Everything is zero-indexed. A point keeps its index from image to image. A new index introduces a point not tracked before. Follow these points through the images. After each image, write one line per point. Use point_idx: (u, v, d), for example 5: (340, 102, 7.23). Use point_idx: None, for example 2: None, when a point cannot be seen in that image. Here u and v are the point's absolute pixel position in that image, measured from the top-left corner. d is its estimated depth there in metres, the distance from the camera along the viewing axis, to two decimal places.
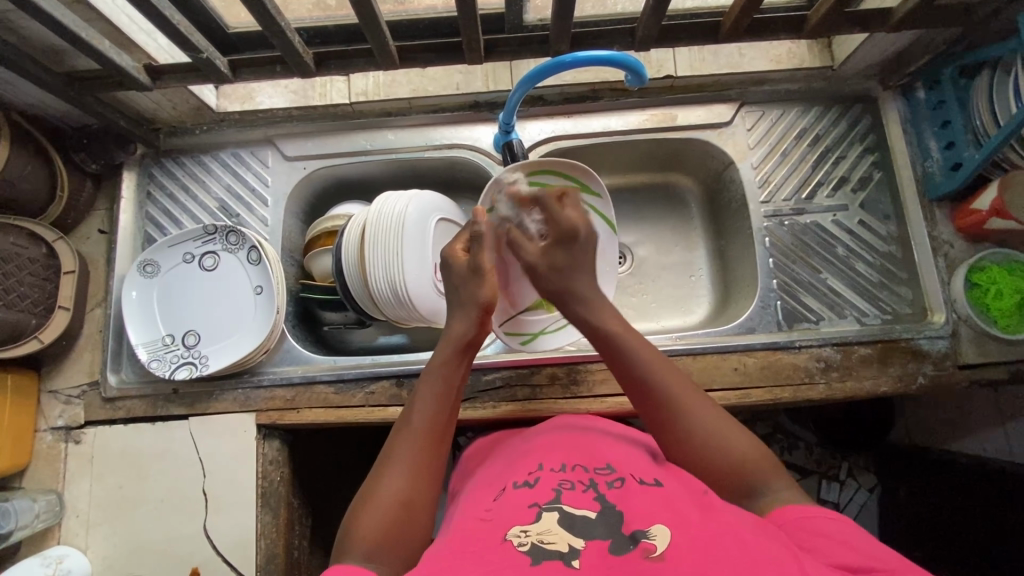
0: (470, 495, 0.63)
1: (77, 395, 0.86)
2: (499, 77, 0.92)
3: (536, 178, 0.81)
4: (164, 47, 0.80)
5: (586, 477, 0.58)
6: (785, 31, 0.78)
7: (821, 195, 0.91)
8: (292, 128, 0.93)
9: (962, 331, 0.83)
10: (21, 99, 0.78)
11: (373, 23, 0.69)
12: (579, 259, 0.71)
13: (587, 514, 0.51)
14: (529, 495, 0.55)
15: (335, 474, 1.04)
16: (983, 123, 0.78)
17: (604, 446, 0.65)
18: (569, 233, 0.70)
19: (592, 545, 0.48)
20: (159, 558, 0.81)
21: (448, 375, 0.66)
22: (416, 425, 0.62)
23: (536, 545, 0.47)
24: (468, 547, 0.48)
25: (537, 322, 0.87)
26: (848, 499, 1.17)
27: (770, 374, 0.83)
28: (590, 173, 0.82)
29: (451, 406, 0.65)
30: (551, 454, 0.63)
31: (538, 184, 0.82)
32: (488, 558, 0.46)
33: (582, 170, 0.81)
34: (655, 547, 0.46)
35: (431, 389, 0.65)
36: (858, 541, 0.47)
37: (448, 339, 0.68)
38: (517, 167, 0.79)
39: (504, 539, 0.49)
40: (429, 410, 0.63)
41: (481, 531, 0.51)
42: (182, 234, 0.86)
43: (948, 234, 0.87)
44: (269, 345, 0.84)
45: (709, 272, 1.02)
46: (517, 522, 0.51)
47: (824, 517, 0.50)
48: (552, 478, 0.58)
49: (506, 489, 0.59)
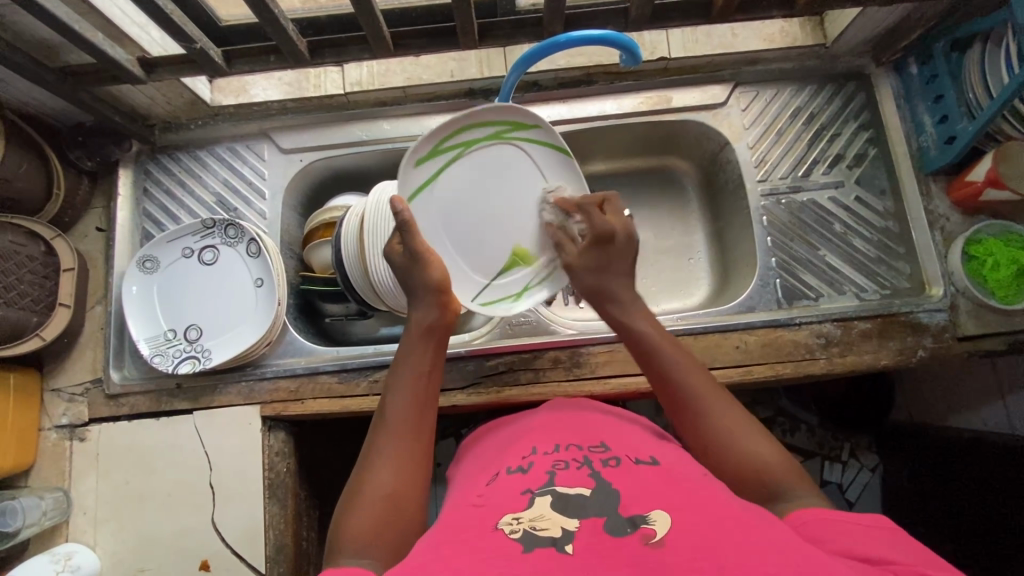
0: (466, 478, 0.63)
1: (80, 393, 0.86)
2: (494, 63, 0.92)
3: (457, 136, 0.73)
4: (157, 40, 0.79)
5: (579, 455, 0.58)
6: (777, 7, 0.78)
7: (817, 172, 0.91)
8: (287, 120, 0.92)
9: (960, 303, 0.84)
10: (15, 97, 0.78)
11: (367, 10, 0.69)
12: (614, 262, 0.71)
13: (581, 492, 0.51)
14: (522, 481, 0.55)
15: (341, 466, 1.04)
16: (976, 97, 0.78)
17: (599, 425, 0.66)
18: (605, 235, 0.70)
19: (586, 525, 0.47)
20: (169, 551, 0.81)
21: (415, 363, 0.65)
22: (392, 418, 0.61)
23: (527, 532, 0.47)
24: (458, 536, 0.48)
25: (516, 282, 0.78)
26: (851, 480, 1.17)
27: (771, 351, 0.84)
28: (513, 108, 0.73)
29: (426, 393, 0.64)
30: (545, 435, 0.64)
31: (464, 142, 0.73)
32: (481, 546, 0.46)
33: (504, 108, 0.73)
34: (654, 533, 0.45)
35: (402, 381, 0.64)
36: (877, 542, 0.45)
37: (410, 330, 0.68)
38: (431, 133, 0.70)
39: (495, 527, 0.49)
40: (403, 402, 0.62)
41: (474, 518, 0.51)
42: (180, 229, 0.86)
43: (944, 208, 0.87)
44: (272, 337, 0.84)
45: (707, 255, 1.02)
46: (509, 509, 0.51)
47: (856, 525, 0.47)
48: (546, 460, 0.58)
49: (499, 473, 0.59)
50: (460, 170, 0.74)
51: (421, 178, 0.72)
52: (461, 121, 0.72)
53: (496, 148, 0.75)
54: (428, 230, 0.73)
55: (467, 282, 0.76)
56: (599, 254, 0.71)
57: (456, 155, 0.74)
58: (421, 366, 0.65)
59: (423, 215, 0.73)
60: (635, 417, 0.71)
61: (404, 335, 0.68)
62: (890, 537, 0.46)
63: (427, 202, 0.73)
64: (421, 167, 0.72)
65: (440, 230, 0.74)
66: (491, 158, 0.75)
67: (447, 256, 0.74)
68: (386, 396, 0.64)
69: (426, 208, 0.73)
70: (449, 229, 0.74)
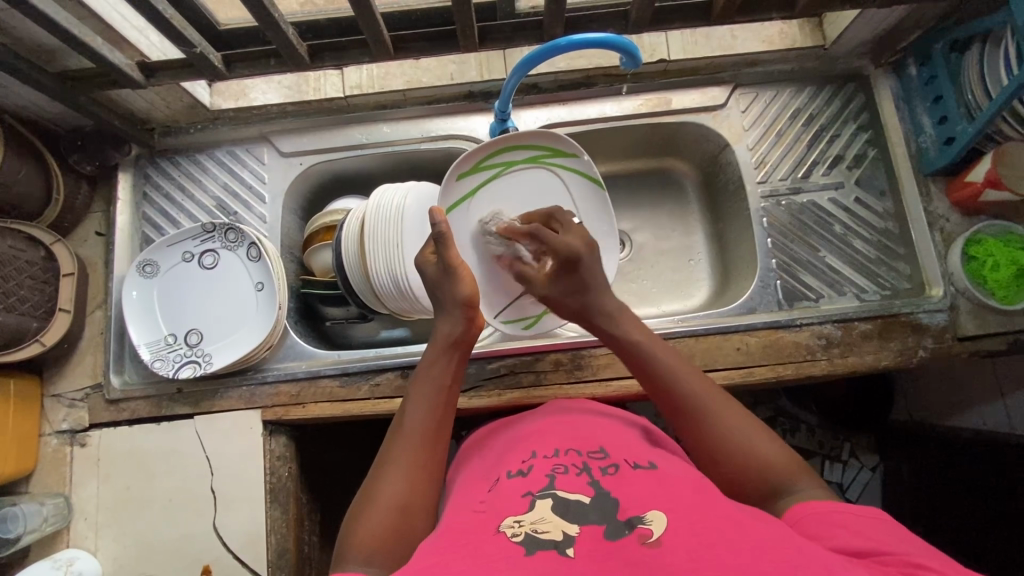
0: (466, 484, 0.63)
1: (81, 398, 0.86)
2: (493, 66, 0.92)
3: (500, 156, 0.79)
4: (157, 44, 0.79)
5: (579, 461, 0.58)
6: (777, 9, 0.78)
7: (817, 173, 0.91)
8: (287, 124, 0.92)
9: (960, 304, 0.84)
10: (14, 101, 0.78)
11: (367, 14, 0.69)
12: (594, 283, 0.71)
13: (581, 498, 0.51)
14: (522, 484, 0.55)
15: (341, 470, 1.04)
16: (975, 98, 0.79)
17: (598, 429, 0.66)
18: (569, 256, 0.71)
19: (587, 530, 0.47)
20: (170, 557, 0.80)
21: (437, 375, 0.66)
22: (410, 428, 0.62)
23: (529, 535, 0.47)
24: (459, 540, 0.48)
25: (533, 306, 0.84)
26: (852, 479, 1.17)
27: (772, 352, 0.84)
28: (554, 136, 0.79)
29: (445, 407, 0.65)
30: (545, 440, 0.64)
31: (505, 162, 0.80)
32: (483, 549, 0.46)
33: (544, 134, 0.79)
34: (651, 533, 0.45)
35: (422, 393, 0.65)
36: (874, 532, 0.46)
37: (435, 342, 0.68)
38: (477, 150, 0.77)
39: (497, 530, 0.49)
40: (422, 414, 0.63)
41: (475, 522, 0.51)
42: (180, 233, 0.86)
43: (943, 209, 0.87)
44: (273, 341, 0.84)
45: (707, 256, 1.02)
46: (511, 512, 0.51)
47: (850, 515, 0.48)
48: (546, 464, 0.58)
49: (500, 477, 0.59)
50: (499, 188, 0.81)
51: (460, 190, 0.79)
52: (505, 142, 0.78)
53: (533, 172, 0.81)
54: (462, 239, 0.79)
55: (489, 295, 0.81)
56: (598, 257, 0.72)
57: (496, 173, 0.80)
58: (443, 378, 0.66)
59: (456, 225, 0.79)
60: (634, 419, 0.71)
61: (429, 345, 0.69)
62: (884, 527, 0.47)
63: (464, 213, 0.79)
64: (463, 180, 0.79)
65: (473, 240, 0.79)
66: (530, 182, 0.81)
67: (474, 267, 0.79)
68: (406, 404, 0.65)
69: (462, 219, 0.79)
70: (477, 242, 0.80)
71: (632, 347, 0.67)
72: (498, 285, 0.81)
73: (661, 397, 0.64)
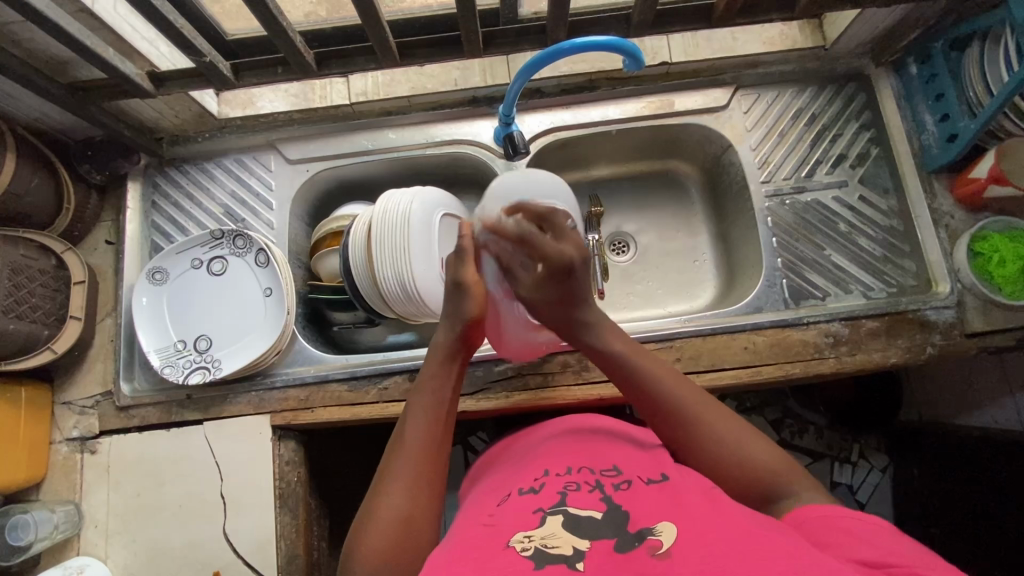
0: (478, 500, 0.63)
1: (90, 405, 0.86)
2: (497, 71, 0.93)
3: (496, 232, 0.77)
4: (166, 55, 0.80)
5: (591, 478, 0.58)
6: (777, 10, 0.79)
7: (820, 172, 0.92)
8: (294, 131, 0.93)
9: (967, 300, 0.84)
10: (25, 113, 0.80)
11: (373, 20, 0.70)
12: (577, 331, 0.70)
13: (593, 515, 0.51)
14: (534, 501, 0.55)
15: (349, 475, 1.04)
16: (976, 94, 0.79)
17: (609, 447, 0.65)
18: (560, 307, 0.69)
19: (597, 545, 0.47)
20: (181, 562, 0.80)
21: (436, 388, 0.66)
22: (412, 443, 0.62)
23: (539, 550, 0.47)
24: (470, 552, 0.49)
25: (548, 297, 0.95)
26: (862, 482, 1.16)
27: (780, 351, 0.84)
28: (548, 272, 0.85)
29: (445, 421, 0.65)
30: (556, 457, 0.64)
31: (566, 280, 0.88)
32: (492, 564, 0.46)
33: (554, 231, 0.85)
34: (661, 546, 0.45)
35: (422, 407, 0.65)
36: (888, 541, 0.46)
37: (433, 357, 0.69)
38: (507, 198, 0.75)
39: (507, 545, 0.48)
40: (422, 427, 0.63)
41: (486, 536, 0.51)
42: (189, 240, 0.87)
43: (948, 206, 0.88)
44: (281, 346, 0.85)
45: (712, 257, 1.03)
46: (522, 527, 0.51)
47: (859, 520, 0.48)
48: (557, 481, 0.58)
49: (511, 494, 0.59)
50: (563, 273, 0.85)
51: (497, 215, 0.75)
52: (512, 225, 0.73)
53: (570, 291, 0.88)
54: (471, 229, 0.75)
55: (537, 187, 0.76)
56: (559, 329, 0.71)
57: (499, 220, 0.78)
58: (443, 394, 0.66)
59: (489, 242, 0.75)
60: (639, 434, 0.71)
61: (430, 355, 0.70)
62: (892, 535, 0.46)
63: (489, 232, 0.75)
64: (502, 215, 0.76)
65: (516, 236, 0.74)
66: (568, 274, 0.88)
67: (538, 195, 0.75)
68: (408, 415, 0.64)
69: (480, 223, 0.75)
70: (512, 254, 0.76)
71: (644, 385, 0.65)
72: (553, 208, 0.75)
73: (652, 410, 0.64)
